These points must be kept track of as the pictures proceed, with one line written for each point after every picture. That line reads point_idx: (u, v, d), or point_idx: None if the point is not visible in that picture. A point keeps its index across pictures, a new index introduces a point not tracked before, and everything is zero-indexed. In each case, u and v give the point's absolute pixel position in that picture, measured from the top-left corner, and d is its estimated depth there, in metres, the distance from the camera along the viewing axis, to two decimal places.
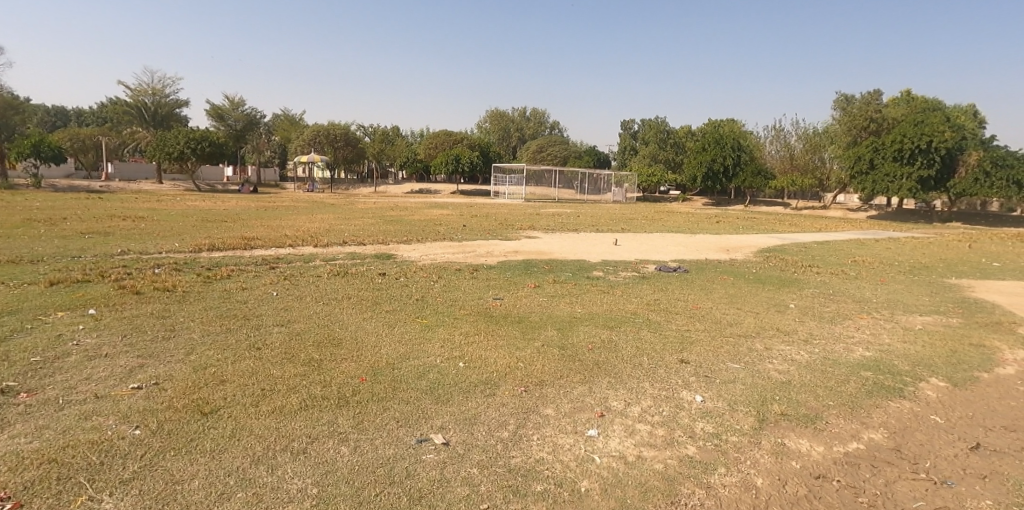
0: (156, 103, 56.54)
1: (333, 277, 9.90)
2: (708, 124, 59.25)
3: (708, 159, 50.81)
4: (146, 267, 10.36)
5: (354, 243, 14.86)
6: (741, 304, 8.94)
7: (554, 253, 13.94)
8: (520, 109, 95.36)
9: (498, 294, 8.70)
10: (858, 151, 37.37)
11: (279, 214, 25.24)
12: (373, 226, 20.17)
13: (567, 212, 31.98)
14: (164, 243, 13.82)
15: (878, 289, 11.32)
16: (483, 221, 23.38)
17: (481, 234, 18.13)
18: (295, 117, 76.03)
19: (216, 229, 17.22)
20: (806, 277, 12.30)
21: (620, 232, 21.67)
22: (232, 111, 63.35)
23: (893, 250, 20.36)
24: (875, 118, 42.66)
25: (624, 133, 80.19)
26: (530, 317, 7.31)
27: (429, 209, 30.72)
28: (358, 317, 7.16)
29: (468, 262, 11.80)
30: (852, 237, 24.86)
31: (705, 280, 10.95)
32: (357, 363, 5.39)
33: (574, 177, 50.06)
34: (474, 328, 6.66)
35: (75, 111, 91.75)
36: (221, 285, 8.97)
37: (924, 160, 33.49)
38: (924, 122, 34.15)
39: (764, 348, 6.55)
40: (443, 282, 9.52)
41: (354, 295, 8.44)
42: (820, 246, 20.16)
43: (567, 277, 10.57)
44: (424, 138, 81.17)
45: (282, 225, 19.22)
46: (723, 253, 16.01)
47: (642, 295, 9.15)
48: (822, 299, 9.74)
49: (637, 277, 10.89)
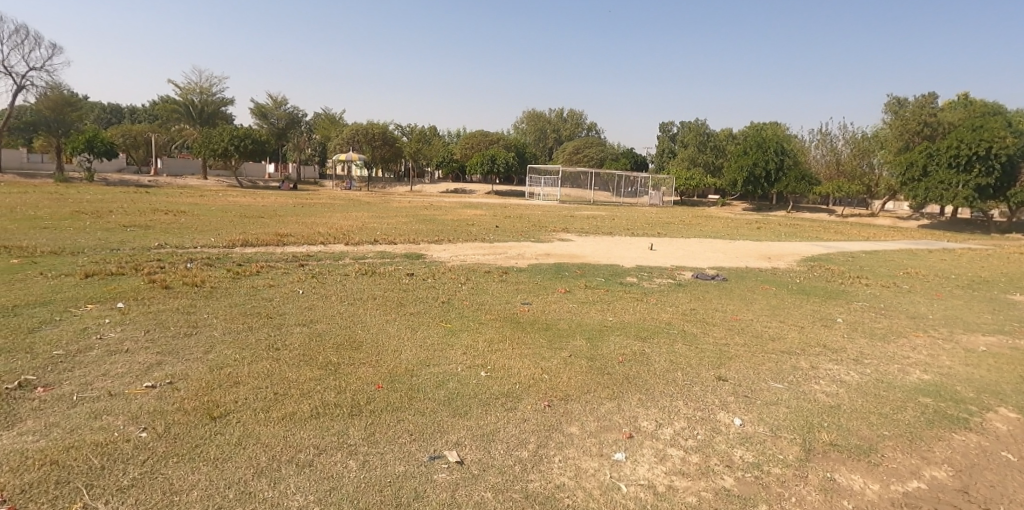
0: (203, 102, 58.31)
1: (361, 276, 9.77)
2: (750, 127, 57.70)
3: (749, 164, 49.46)
4: (179, 261, 10.43)
5: (384, 241, 14.80)
6: (784, 316, 8.46)
7: (587, 257, 13.59)
8: (557, 110, 94.92)
9: (527, 299, 8.41)
10: (910, 156, 35.65)
11: (316, 211, 25.51)
12: (406, 224, 20.14)
13: (602, 215, 31.50)
14: (200, 238, 14.01)
15: (934, 304, 10.64)
16: (516, 222, 23.14)
17: (513, 235, 17.89)
18: (335, 116, 77.32)
19: (252, 225, 17.44)
20: (855, 289, 11.65)
21: (656, 236, 21.13)
22: (275, 110, 64.83)
23: (947, 262, 19.26)
24: (929, 122, 40.75)
25: (663, 136, 78.85)
26: (558, 324, 7.01)
27: (463, 209, 30.69)
28: (381, 319, 6.97)
29: (498, 264, 11.57)
30: (902, 247, 23.70)
31: (745, 289, 10.44)
32: (375, 368, 5.18)
33: (610, 179, 49.37)
34: (500, 334, 6.39)
35: (128, 108, 95.42)
36: (249, 282, 8.92)
37: (982, 167, 31.75)
38: (983, 128, 32.37)
39: (809, 366, 6.13)
40: (471, 284, 9.27)
41: (380, 295, 8.27)
42: (868, 255, 19.21)
43: (599, 282, 10.22)
44: (461, 137, 81.49)
45: (316, 222, 19.36)
46: (765, 261, 15.35)
47: (678, 304, 8.75)
48: (872, 314, 9.16)
49: (673, 285, 10.46)
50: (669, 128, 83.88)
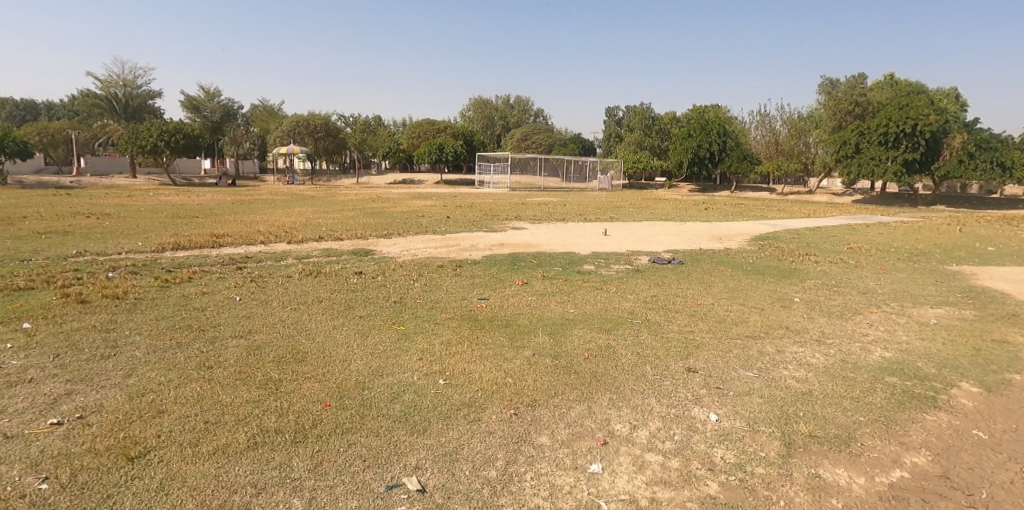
0: (127, 95, 54.91)
1: (305, 277, 9.14)
2: (693, 110, 58.86)
3: (693, 145, 50.40)
4: (99, 270, 9.52)
5: (330, 238, 14.08)
6: (743, 298, 8.37)
7: (542, 245, 13.31)
8: (504, 97, 94.41)
9: (484, 293, 8.03)
10: (844, 134, 37.00)
11: (256, 208, 24.32)
12: (353, 219, 19.34)
13: (554, 201, 31.40)
14: (126, 243, 12.94)
15: (881, 278, 10.87)
16: (467, 212, 22.62)
17: (465, 226, 17.41)
18: (274, 108, 74.43)
19: (185, 226, 16.35)
20: (806, 267, 11.79)
21: (609, 221, 21.07)
22: (208, 102, 61.69)
23: (885, 235, 19.98)
24: (859, 102, 42.42)
25: (609, 120, 79.60)
26: (518, 320, 6.66)
27: (413, 201, 29.95)
28: (327, 325, 6.44)
29: (451, 257, 11.13)
30: (842, 222, 24.54)
31: (702, 272, 10.36)
32: (322, 383, 4.70)
33: (559, 165, 49.33)
34: (458, 335, 6.00)
35: (45, 104, 89.13)
36: (179, 290, 8.16)
37: (908, 143, 33.26)
38: (909, 105, 33.87)
39: (774, 350, 6.01)
40: (424, 281, 8.80)
41: (326, 298, 7.71)
42: (812, 232, 19.72)
43: (557, 271, 9.92)
44: (407, 127, 79.85)
45: (256, 220, 18.35)
46: (717, 242, 15.46)
47: (638, 291, 8.54)
48: (826, 291, 9.22)
49: (631, 270, 10.29)
50: (615, 113, 84.64)
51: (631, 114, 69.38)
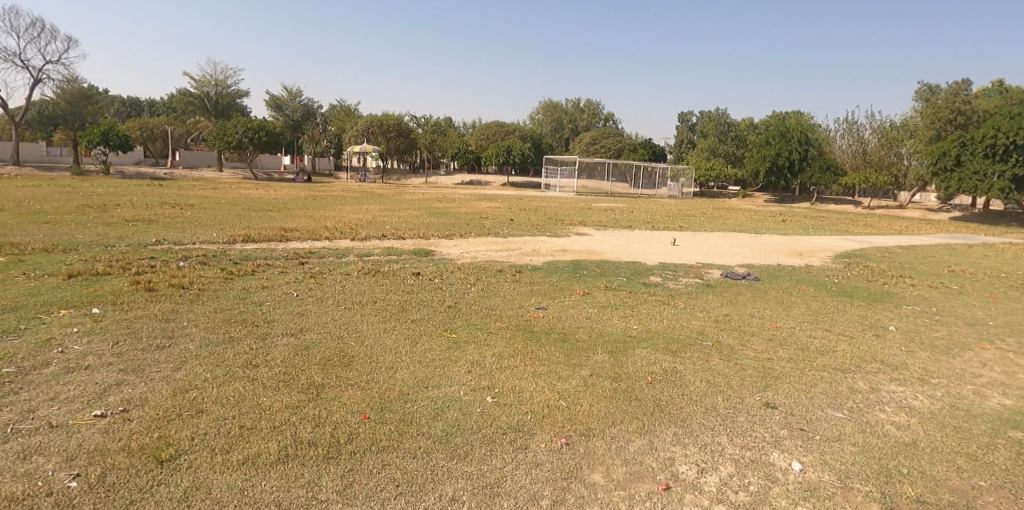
0: (218, 93, 58.27)
1: (363, 276, 9.06)
2: (773, 117, 56.20)
3: (772, 154, 48.00)
4: (172, 259, 9.81)
5: (392, 236, 14.10)
6: (829, 324, 7.60)
7: (606, 253, 12.78)
8: (574, 100, 93.70)
9: (542, 302, 7.65)
10: (942, 146, 34.10)
11: (326, 204, 25.00)
12: (417, 218, 19.44)
13: (621, 207, 30.61)
14: (201, 233, 13.44)
15: (990, 308, 9.69)
16: (531, 215, 22.30)
17: (527, 229, 17.08)
18: (351, 108, 77.08)
19: (258, 219, 16.90)
20: (900, 290, 10.70)
21: (678, 230, 20.21)
22: (290, 101, 64.57)
23: (990, 258, 18.09)
24: (962, 110, 39.01)
25: (681, 126, 77.30)
26: (576, 334, 6.25)
27: (477, 202, 29.97)
28: (378, 328, 6.24)
29: (512, 262, 10.83)
30: (939, 241, 22.48)
31: (781, 291, 9.56)
32: (364, 392, 4.44)
33: (627, 171, 48.24)
34: (510, 347, 5.63)
35: (147, 101, 96.20)
36: (241, 283, 8.23)
37: (1019, 156, 30.20)
38: (1021, 115, 30.77)
39: (868, 388, 5.33)
40: (481, 286, 8.51)
41: (381, 299, 7.54)
42: (904, 250, 18.12)
43: (621, 282, 9.42)
44: (476, 128, 80.61)
45: (324, 216, 18.76)
46: (796, 258, 14.40)
47: (709, 309, 7.92)
48: (926, 321, 8.27)
49: (701, 285, 9.64)
50: (688, 118, 82.16)
51: (706, 120, 67.07)
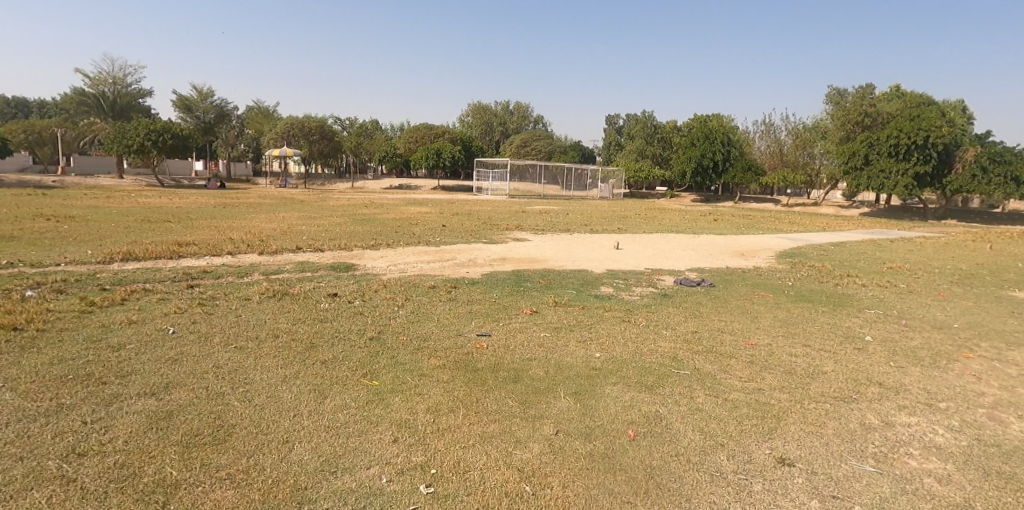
0: (116, 93, 53.34)
1: (267, 301, 7.47)
2: (696, 119, 57.52)
3: (697, 155, 48.92)
4: (18, 288, 7.83)
5: (309, 248, 12.43)
6: (805, 337, 6.79)
7: (549, 260, 11.73)
8: (503, 103, 92.86)
9: (485, 327, 6.42)
10: (852, 146, 35.52)
11: (237, 212, 22.69)
12: (340, 226, 17.69)
13: (556, 210, 29.83)
14: (74, 251, 11.30)
15: (947, 308, 9.30)
16: (465, 220, 21.02)
17: (462, 236, 15.78)
18: (269, 110, 73.13)
19: (151, 232, 14.71)
20: (855, 292, 10.22)
21: (616, 232, 19.54)
22: (201, 102, 60.10)
23: (917, 253, 18.39)
24: (868, 113, 40.99)
25: (610, 128, 78.15)
26: (528, 369, 5.06)
27: (407, 207, 28.31)
28: (277, 376, 4.80)
29: (445, 275, 9.51)
30: (864, 237, 22.99)
31: (740, 299, 8.77)
32: (238, 495, 3.10)
33: (559, 173, 47.87)
34: (448, 395, 4.38)
35: (37, 103, 87.45)
36: (102, 318, 6.49)
37: (920, 155, 31.77)
38: (920, 117, 32.40)
39: (882, 423, 4.44)
40: (411, 308, 7.17)
41: (285, 331, 6.06)
42: (838, 248, 18.19)
43: (570, 296, 8.33)
44: (404, 131, 78.19)
45: (233, 226, 16.66)
46: (741, 259, 13.90)
47: (673, 325, 6.96)
48: (897, 327, 7.67)
49: (657, 295, 8.72)
50: (615, 121, 83.56)
51: (633, 122, 67.98)
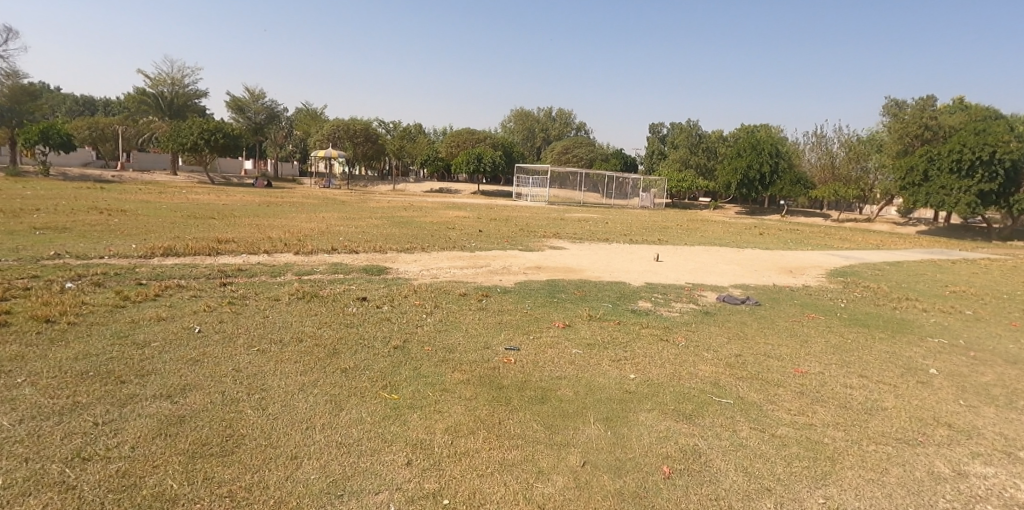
0: (173, 93, 55.45)
1: (295, 303, 7.36)
2: (743, 129, 55.97)
3: (743, 166, 47.54)
4: (59, 280, 7.93)
5: (344, 250, 12.39)
6: (861, 366, 6.27)
7: (585, 271, 11.37)
8: (546, 109, 92.61)
9: (514, 340, 6.13)
10: (910, 160, 33.81)
11: (280, 210, 23.10)
12: (378, 228, 17.71)
13: (595, 219, 29.36)
14: (118, 245, 11.52)
15: (1019, 339, 8.55)
16: (502, 226, 20.81)
17: (497, 241, 15.56)
18: (317, 112, 74.85)
19: (194, 228, 14.98)
20: (915, 317, 9.51)
21: (657, 243, 18.98)
22: (252, 103, 61.93)
23: (981, 276, 17.25)
24: (929, 125, 39.04)
25: (653, 137, 77.00)
26: (556, 389, 4.75)
27: (445, 211, 28.33)
28: (294, 384, 4.60)
29: (477, 282, 9.26)
30: (921, 257, 21.73)
31: (789, 320, 8.25)
32: None
33: (599, 181, 47.27)
34: (470, 415, 4.10)
35: (102, 101, 91.86)
36: (133, 313, 6.47)
37: (985, 172, 29.97)
38: (986, 131, 30.59)
39: (954, 473, 3.98)
40: (439, 316, 6.95)
41: (309, 336, 5.89)
42: (893, 267, 17.22)
43: (606, 309, 7.98)
44: (446, 135, 78.81)
45: (273, 225, 16.84)
46: (788, 276, 13.24)
47: (716, 346, 6.53)
48: (964, 359, 7.05)
49: (698, 312, 8.28)
50: (659, 129, 82.31)
51: (677, 131, 66.74)
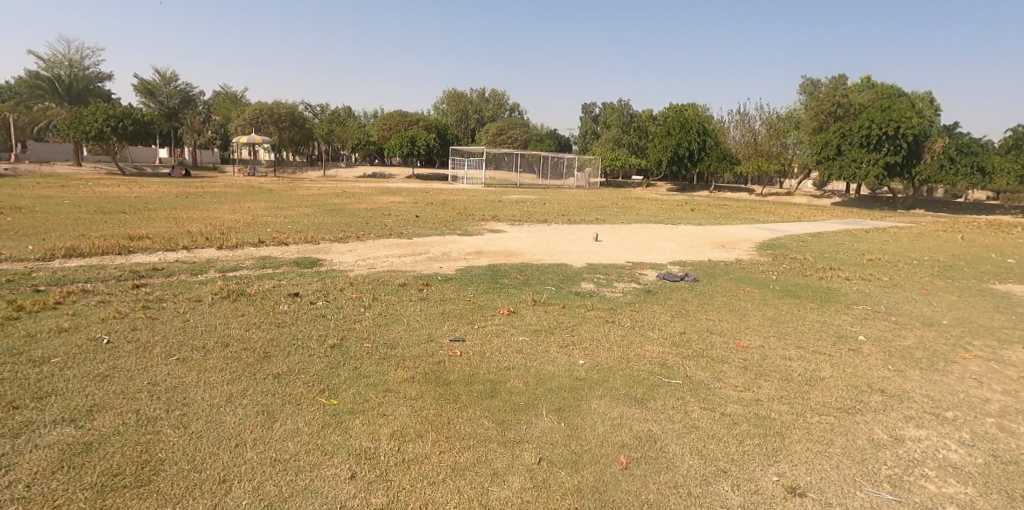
0: (71, 77, 51.30)
1: (220, 303, 6.84)
2: (671, 108, 57.33)
3: (673, 144, 48.75)
4: None
5: (273, 242, 11.73)
6: (797, 338, 6.44)
7: (526, 254, 11.25)
8: (479, 90, 91.60)
9: (458, 331, 5.91)
10: (825, 136, 35.66)
11: (200, 202, 21.71)
12: (308, 217, 16.92)
13: (532, 200, 29.32)
14: (11, 247, 10.40)
15: (932, 303, 9.10)
16: (439, 210, 20.37)
17: (435, 227, 15.19)
18: (237, 96, 70.94)
19: (102, 224, 13.78)
20: (840, 286, 9.96)
21: (595, 223, 19.11)
22: (164, 87, 57.86)
23: (892, 243, 18.41)
24: (841, 103, 41.27)
25: (585, 117, 77.74)
26: (505, 381, 4.59)
27: (379, 196, 27.52)
28: (220, 396, 4.23)
29: (416, 271, 8.94)
30: (839, 227, 22.98)
31: (726, 295, 8.42)
32: None
33: (535, 162, 47.33)
34: (416, 416, 3.88)
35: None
36: (30, 326, 5.81)
37: (891, 146, 31.99)
38: (891, 108, 32.61)
39: (892, 438, 4.10)
40: (379, 309, 6.63)
41: (236, 339, 5.47)
42: (815, 238, 18.11)
43: (549, 293, 7.87)
44: (377, 118, 76.59)
45: (192, 218, 15.76)
46: (721, 250, 13.62)
47: (660, 325, 6.54)
48: (887, 325, 7.40)
49: (640, 291, 8.32)
50: (591, 109, 83.17)
51: (609, 111, 67.61)
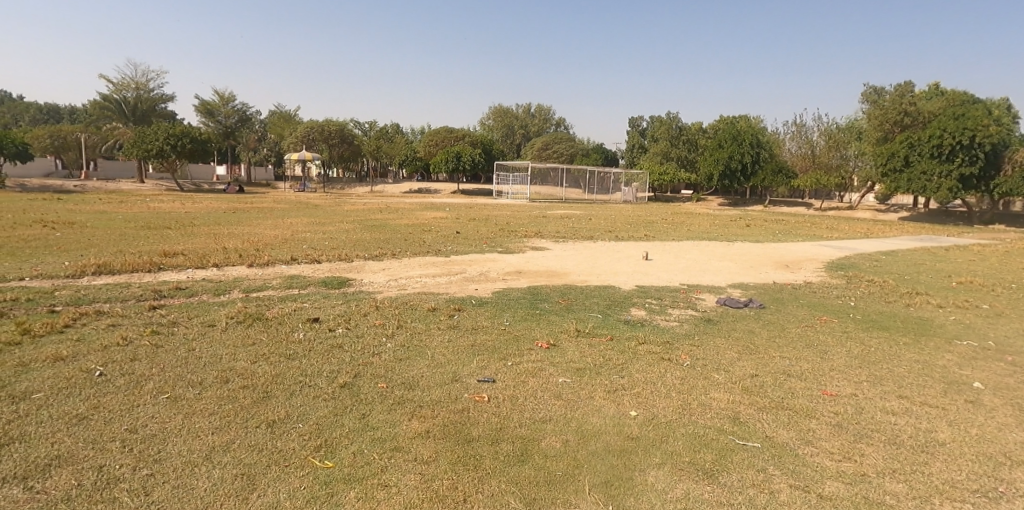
0: (137, 98, 53.67)
1: (232, 329, 6.23)
2: (723, 120, 55.35)
3: (725, 157, 46.84)
4: None
5: (305, 259, 11.27)
6: (896, 384, 5.33)
7: (570, 274, 10.37)
8: (525, 105, 91.52)
9: (489, 369, 5.09)
10: (891, 147, 33.33)
11: (244, 217, 21.74)
12: (347, 233, 16.56)
13: (578, 215, 28.37)
14: (47, 263, 10.28)
15: None
16: (480, 226, 19.73)
17: (475, 244, 14.48)
18: (290, 115, 73.07)
19: (142, 240, 13.69)
20: (931, 315, 8.64)
21: (643, 240, 18.02)
22: (222, 107, 59.90)
23: (978, 263, 16.58)
24: (908, 111, 38.60)
25: (632, 131, 76.24)
26: (540, 439, 3.74)
27: (422, 211, 27.17)
28: (201, 448, 3.57)
29: (448, 294, 8.20)
30: (912, 246, 21.09)
31: (798, 325, 7.34)
32: None
33: (581, 176, 46.34)
34: (425, 490, 3.12)
35: (68, 110, 89.44)
36: (25, 353, 5.32)
37: (965, 156, 29.50)
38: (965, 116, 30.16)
39: None
40: (402, 339, 5.89)
41: (238, 374, 4.82)
42: (889, 258, 16.47)
43: (596, 321, 6.97)
44: (424, 135, 77.43)
45: (232, 234, 15.61)
46: (786, 271, 12.34)
47: (727, 364, 5.55)
48: (1005, 368, 6.14)
49: (699, 320, 7.32)
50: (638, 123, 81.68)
51: (657, 124, 65.92)
